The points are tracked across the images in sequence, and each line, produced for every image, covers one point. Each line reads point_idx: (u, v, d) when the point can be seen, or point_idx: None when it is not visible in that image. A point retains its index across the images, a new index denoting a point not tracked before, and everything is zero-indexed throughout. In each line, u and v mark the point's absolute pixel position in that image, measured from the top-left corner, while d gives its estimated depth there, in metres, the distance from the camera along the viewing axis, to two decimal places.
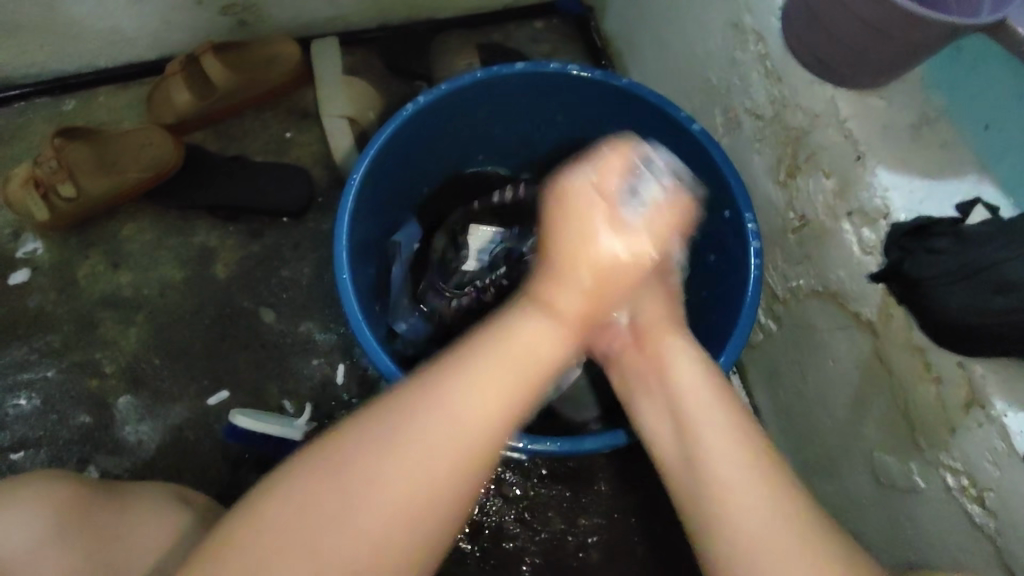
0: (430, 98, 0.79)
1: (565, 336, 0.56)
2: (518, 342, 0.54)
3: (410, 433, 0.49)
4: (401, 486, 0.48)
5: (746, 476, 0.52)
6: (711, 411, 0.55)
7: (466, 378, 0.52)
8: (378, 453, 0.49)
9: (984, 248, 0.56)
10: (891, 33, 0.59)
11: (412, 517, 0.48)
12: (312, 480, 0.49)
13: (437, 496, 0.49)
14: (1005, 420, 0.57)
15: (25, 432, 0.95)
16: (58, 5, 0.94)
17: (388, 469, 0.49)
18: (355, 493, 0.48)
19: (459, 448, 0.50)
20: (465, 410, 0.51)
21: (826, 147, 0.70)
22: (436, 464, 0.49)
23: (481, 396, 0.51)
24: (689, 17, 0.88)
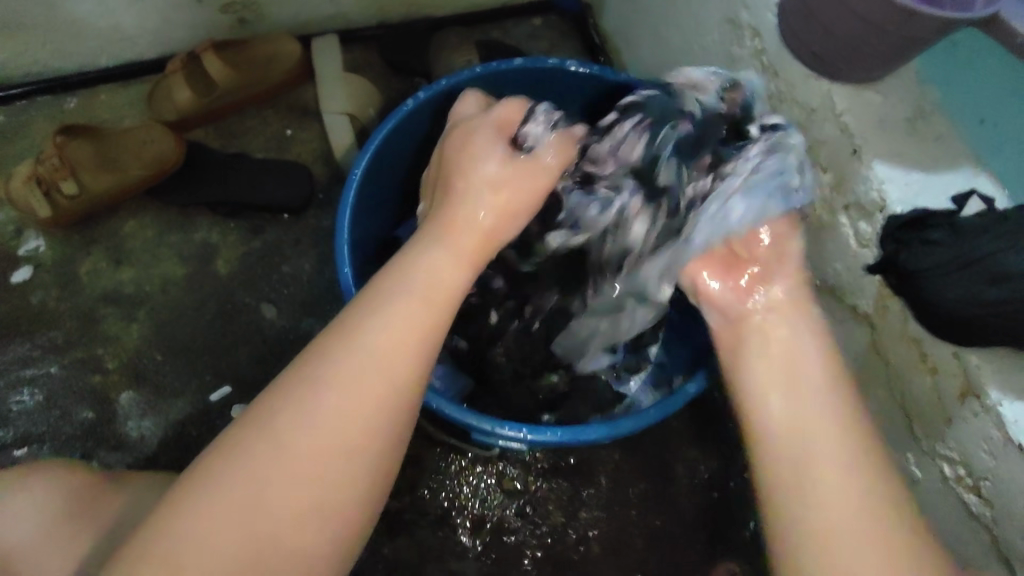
0: (430, 94, 0.80)
1: (461, 266, 0.60)
2: (415, 271, 0.58)
3: (319, 376, 0.51)
4: (333, 427, 0.50)
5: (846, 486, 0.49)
6: (814, 388, 0.53)
7: (376, 314, 0.55)
8: (292, 407, 0.50)
9: (977, 239, 0.57)
10: (885, 27, 0.60)
11: (346, 453, 0.50)
12: (236, 456, 0.49)
13: (363, 426, 0.51)
14: (1000, 409, 0.57)
15: (28, 428, 0.96)
16: (59, 2, 0.95)
17: (308, 416, 0.50)
18: (280, 451, 0.49)
19: (371, 370, 0.52)
20: (375, 340, 0.53)
21: (823, 141, 0.70)
22: (367, 381, 0.52)
23: (391, 318, 0.54)
24: (686, 14, 0.89)
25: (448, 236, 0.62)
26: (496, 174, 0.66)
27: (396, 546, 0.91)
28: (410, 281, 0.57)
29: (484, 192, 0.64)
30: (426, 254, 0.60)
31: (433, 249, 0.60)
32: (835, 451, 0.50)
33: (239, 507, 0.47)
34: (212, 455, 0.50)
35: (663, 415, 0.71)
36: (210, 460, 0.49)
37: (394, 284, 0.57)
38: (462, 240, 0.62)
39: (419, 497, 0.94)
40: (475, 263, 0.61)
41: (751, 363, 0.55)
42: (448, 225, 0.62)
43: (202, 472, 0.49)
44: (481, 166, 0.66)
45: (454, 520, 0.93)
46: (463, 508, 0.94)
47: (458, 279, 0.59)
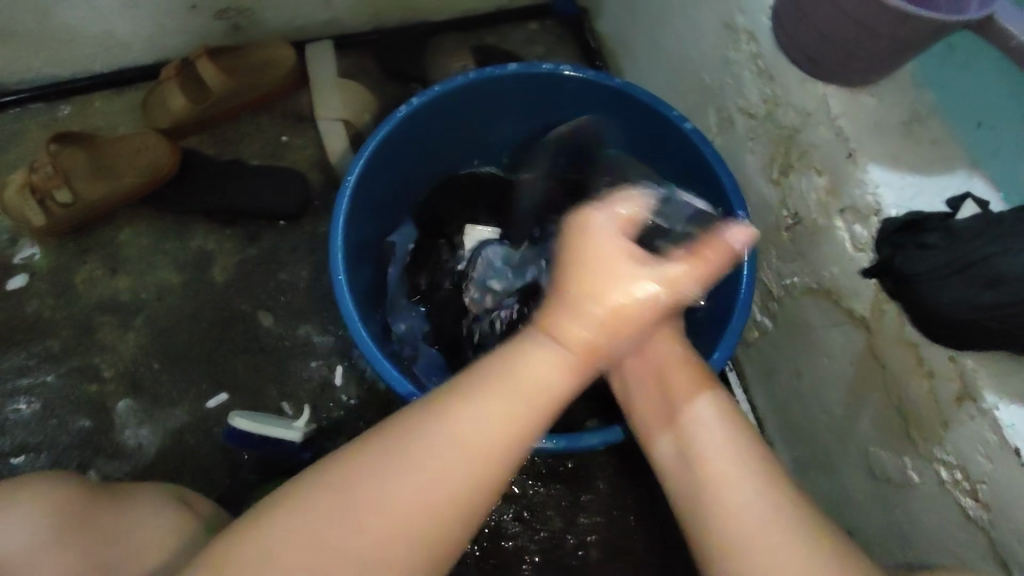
0: (424, 100, 0.80)
1: (573, 364, 0.50)
2: (521, 366, 0.49)
3: (373, 461, 0.47)
4: (382, 524, 0.45)
5: (734, 470, 0.50)
6: (688, 410, 0.54)
7: (475, 404, 0.48)
8: (343, 492, 0.46)
9: (972, 243, 0.57)
10: (880, 31, 0.59)
11: (410, 554, 0.46)
12: (306, 501, 0.46)
13: (439, 517, 0.46)
14: (996, 413, 0.57)
15: (25, 437, 0.96)
16: (53, 10, 0.95)
17: (386, 488, 0.46)
18: (344, 524, 0.45)
19: (470, 458, 0.47)
20: (468, 429, 0.47)
21: (817, 145, 0.70)
22: (441, 474, 0.46)
23: (490, 403, 0.48)
24: (682, 18, 0.89)
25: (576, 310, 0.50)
26: (611, 253, 0.53)
27: None
28: (509, 375, 0.49)
29: (612, 277, 0.51)
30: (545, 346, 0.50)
31: (553, 333, 0.50)
32: (717, 429, 0.53)
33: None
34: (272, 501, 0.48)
35: None
36: (256, 514, 0.48)
37: (507, 369, 0.49)
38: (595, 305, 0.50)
39: None
40: (602, 347, 0.51)
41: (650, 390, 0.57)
42: (581, 274, 0.52)
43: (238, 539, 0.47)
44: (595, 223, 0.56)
45: None
46: None
47: (591, 333, 0.50)
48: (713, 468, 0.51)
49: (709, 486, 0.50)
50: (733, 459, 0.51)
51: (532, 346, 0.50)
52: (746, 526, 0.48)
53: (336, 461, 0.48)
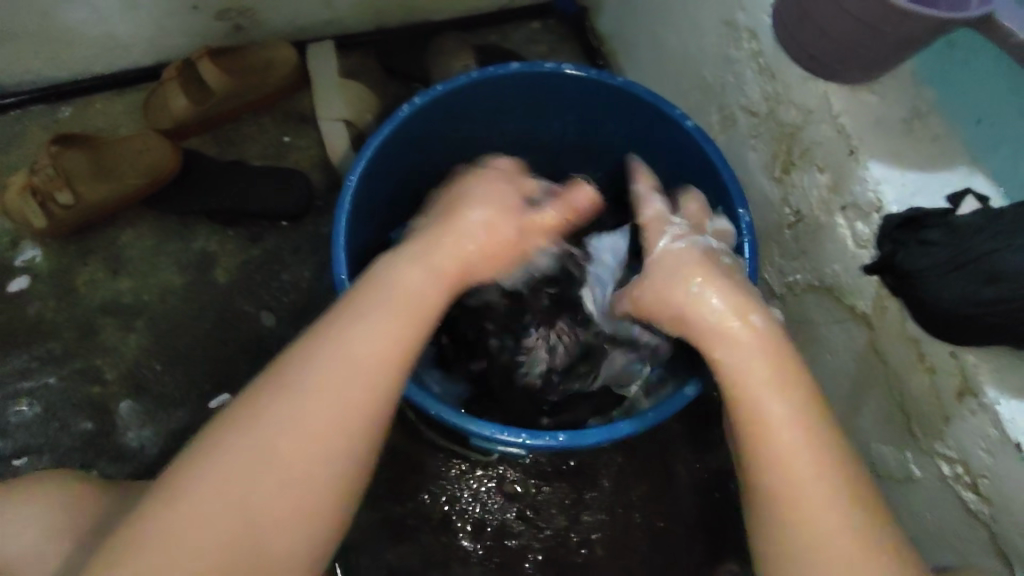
0: (427, 99, 0.80)
1: (440, 285, 0.63)
2: (391, 284, 0.61)
3: (276, 393, 0.54)
4: (300, 433, 0.53)
5: (813, 477, 0.53)
6: (766, 400, 0.56)
7: (357, 318, 0.58)
8: (256, 417, 0.53)
9: (974, 239, 0.57)
10: (881, 28, 0.60)
11: (328, 456, 0.53)
12: (213, 452, 0.52)
13: (337, 431, 0.54)
14: (996, 408, 0.58)
15: (28, 438, 0.96)
16: (54, 12, 0.95)
17: (275, 427, 0.53)
18: (262, 461, 0.52)
19: (363, 383, 0.55)
20: (355, 345, 0.56)
21: (819, 142, 0.70)
22: (327, 400, 0.54)
23: (358, 335, 0.57)
24: (683, 17, 0.89)
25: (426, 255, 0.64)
26: (481, 225, 0.67)
27: (399, 551, 0.91)
28: (384, 290, 0.60)
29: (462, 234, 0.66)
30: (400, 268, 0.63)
31: (393, 278, 0.62)
32: (799, 441, 0.54)
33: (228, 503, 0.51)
34: (186, 460, 0.53)
35: (659, 419, 0.71)
36: (181, 471, 0.53)
37: (375, 293, 0.60)
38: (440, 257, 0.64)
39: (422, 502, 0.94)
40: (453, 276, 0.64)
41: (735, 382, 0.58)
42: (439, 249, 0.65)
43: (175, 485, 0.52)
44: (471, 215, 0.67)
45: (457, 525, 0.93)
46: (465, 513, 0.94)
47: (426, 288, 0.62)
48: (784, 473, 0.54)
49: (783, 497, 0.53)
50: (814, 474, 0.53)
51: (390, 269, 0.62)
52: (821, 528, 0.52)
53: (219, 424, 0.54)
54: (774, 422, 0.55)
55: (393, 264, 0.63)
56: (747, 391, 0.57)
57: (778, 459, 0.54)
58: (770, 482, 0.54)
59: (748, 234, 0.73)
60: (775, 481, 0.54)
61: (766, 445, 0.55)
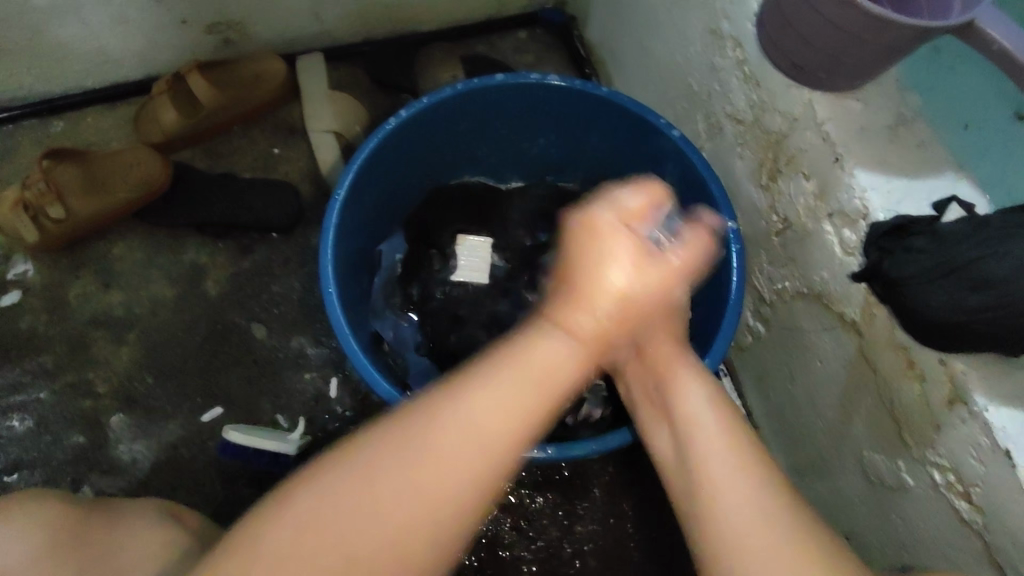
0: (412, 112, 0.80)
1: (584, 358, 0.50)
2: (535, 353, 0.49)
3: (376, 461, 0.45)
4: (407, 509, 0.44)
5: (744, 519, 0.47)
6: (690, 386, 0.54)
7: (470, 384, 0.47)
8: (357, 481, 0.44)
9: (960, 245, 0.57)
10: (863, 37, 0.60)
11: (396, 536, 0.44)
12: (326, 502, 0.44)
13: (431, 505, 0.44)
14: (987, 415, 0.57)
15: (18, 455, 0.95)
16: (43, 28, 0.95)
17: (390, 490, 0.44)
18: (365, 515, 0.44)
19: (471, 462, 0.45)
20: (453, 422, 0.46)
21: (805, 150, 0.70)
22: (435, 476, 0.45)
23: (481, 397, 0.47)
24: (669, 25, 0.89)
25: (570, 304, 0.51)
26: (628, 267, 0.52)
27: None
28: (522, 365, 0.48)
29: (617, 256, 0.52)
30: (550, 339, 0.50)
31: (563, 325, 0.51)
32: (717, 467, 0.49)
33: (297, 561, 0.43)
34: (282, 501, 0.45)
35: None
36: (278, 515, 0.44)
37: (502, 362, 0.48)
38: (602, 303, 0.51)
39: None
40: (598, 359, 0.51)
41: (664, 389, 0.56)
42: (584, 274, 0.52)
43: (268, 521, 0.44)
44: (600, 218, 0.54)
45: None
46: None
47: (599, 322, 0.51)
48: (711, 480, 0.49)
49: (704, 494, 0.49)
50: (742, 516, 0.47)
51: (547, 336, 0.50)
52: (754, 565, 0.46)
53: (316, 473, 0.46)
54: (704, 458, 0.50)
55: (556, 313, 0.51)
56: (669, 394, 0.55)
57: (707, 500, 0.49)
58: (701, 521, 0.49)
59: (735, 243, 0.74)
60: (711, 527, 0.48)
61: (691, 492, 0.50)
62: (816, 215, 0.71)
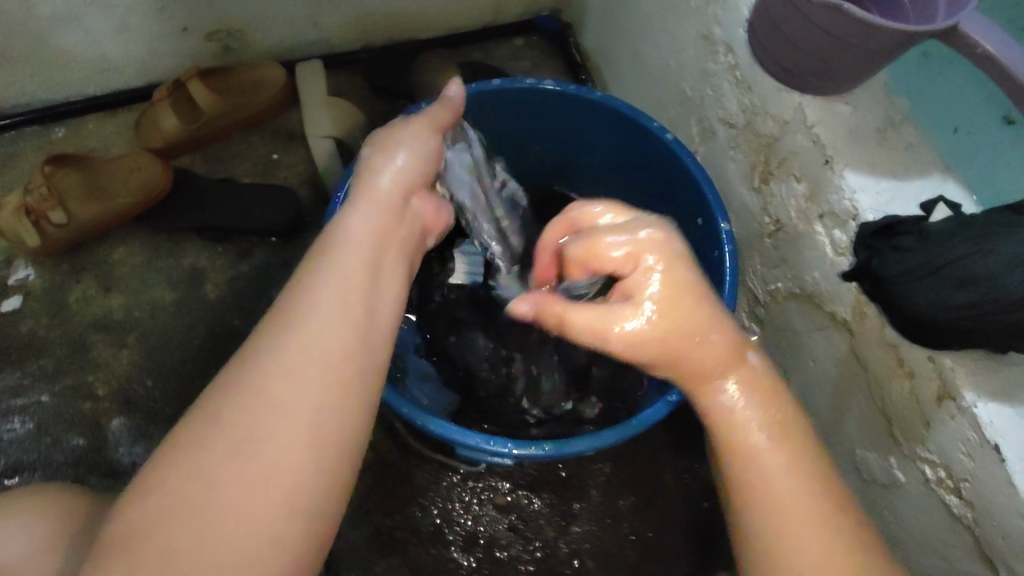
0: (410, 116, 0.81)
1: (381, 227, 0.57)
2: (342, 236, 0.55)
3: (238, 387, 0.45)
4: (281, 421, 0.44)
5: (821, 536, 0.50)
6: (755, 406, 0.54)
7: (313, 277, 0.50)
8: (217, 415, 0.44)
9: (944, 245, 0.58)
10: (850, 41, 0.61)
11: (292, 453, 0.43)
12: (193, 440, 0.43)
13: (317, 403, 0.45)
14: (975, 411, 0.59)
15: (18, 457, 0.96)
16: (47, 35, 0.96)
17: (265, 401, 0.44)
18: (242, 435, 0.43)
19: (336, 356, 0.47)
20: (317, 304, 0.49)
21: (796, 152, 0.72)
22: (304, 370, 0.45)
23: (327, 285, 0.50)
24: (662, 32, 0.91)
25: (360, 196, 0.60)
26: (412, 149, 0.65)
27: (389, 565, 0.92)
28: (341, 246, 0.54)
29: (384, 153, 0.64)
30: (351, 213, 0.58)
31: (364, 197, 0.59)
32: (785, 470, 0.52)
33: (188, 517, 0.41)
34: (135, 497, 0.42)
35: (643, 427, 0.71)
36: (158, 469, 0.43)
37: (329, 249, 0.53)
38: (377, 197, 0.60)
39: (412, 516, 0.94)
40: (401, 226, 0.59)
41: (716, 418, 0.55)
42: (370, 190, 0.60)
43: (151, 475, 0.43)
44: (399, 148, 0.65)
45: (447, 537, 0.94)
46: (455, 525, 0.94)
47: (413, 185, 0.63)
48: (786, 527, 0.50)
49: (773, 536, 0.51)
50: (820, 517, 0.51)
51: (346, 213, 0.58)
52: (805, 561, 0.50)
53: (189, 417, 0.45)
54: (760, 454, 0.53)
55: (348, 209, 0.58)
56: (733, 426, 0.54)
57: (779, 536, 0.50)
58: (753, 510, 0.52)
59: (728, 243, 0.75)
60: (782, 527, 0.50)
61: (752, 479, 0.52)
62: (807, 217, 0.72)
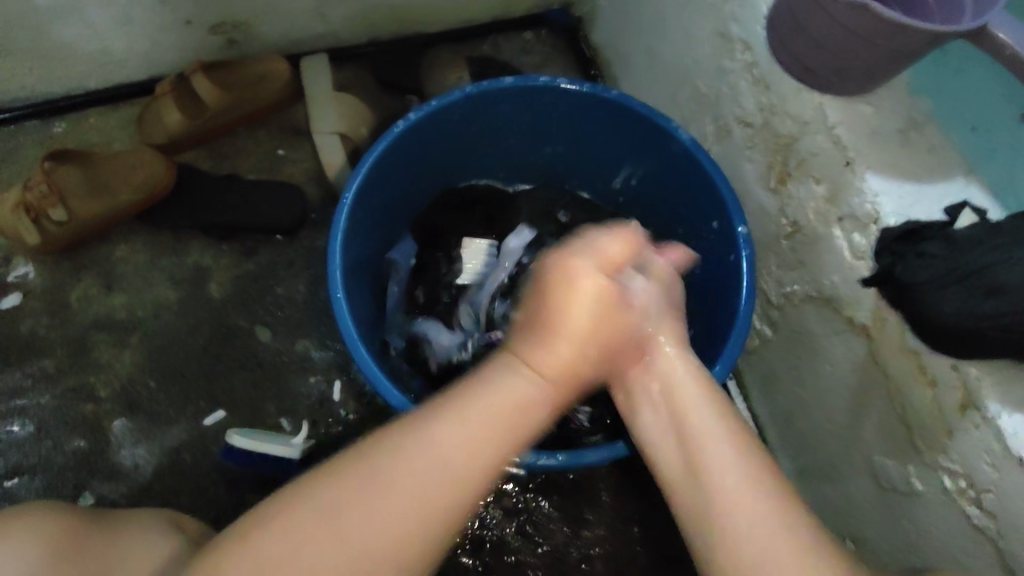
0: (421, 115, 0.79)
1: (544, 380, 0.57)
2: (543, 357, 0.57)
3: (381, 453, 0.53)
4: (405, 494, 0.51)
5: (777, 537, 0.51)
6: (698, 405, 0.58)
7: (495, 383, 0.56)
8: (361, 471, 0.52)
9: (971, 252, 0.57)
10: (875, 40, 0.59)
11: (409, 514, 0.51)
12: (333, 482, 0.52)
13: (449, 491, 0.52)
14: (999, 422, 0.57)
15: (19, 460, 0.95)
16: (47, 29, 0.94)
17: (400, 469, 0.52)
18: (373, 487, 0.51)
19: (487, 442, 0.53)
20: (487, 410, 0.54)
21: (815, 153, 0.70)
22: (443, 463, 0.52)
23: (480, 401, 0.55)
24: (676, 27, 0.89)
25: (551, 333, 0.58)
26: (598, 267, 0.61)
27: None
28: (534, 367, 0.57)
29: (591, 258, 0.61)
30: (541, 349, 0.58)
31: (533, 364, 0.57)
32: (737, 470, 0.54)
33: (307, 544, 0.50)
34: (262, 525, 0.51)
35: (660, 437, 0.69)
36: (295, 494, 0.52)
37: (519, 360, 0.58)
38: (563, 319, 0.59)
39: None
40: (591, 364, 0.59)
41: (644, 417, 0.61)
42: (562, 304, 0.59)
43: (293, 499, 0.52)
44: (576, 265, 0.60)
45: (454, 540, 0.92)
46: (463, 528, 0.93)
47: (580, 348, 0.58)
48: (735, 521, 0.52)
49: (728, 532, 0.52)
50: (716, 460, 0.55)
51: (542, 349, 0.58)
52: (761, 552, 0.51)
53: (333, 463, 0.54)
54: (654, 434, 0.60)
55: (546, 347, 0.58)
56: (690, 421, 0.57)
57: (735, 528, 0.52)
58: (687, 513, 0.55)
59: (745, 248, 0.74)
60: (730, 519, 0.52)
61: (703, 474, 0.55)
62: (826, 218, 0.71)
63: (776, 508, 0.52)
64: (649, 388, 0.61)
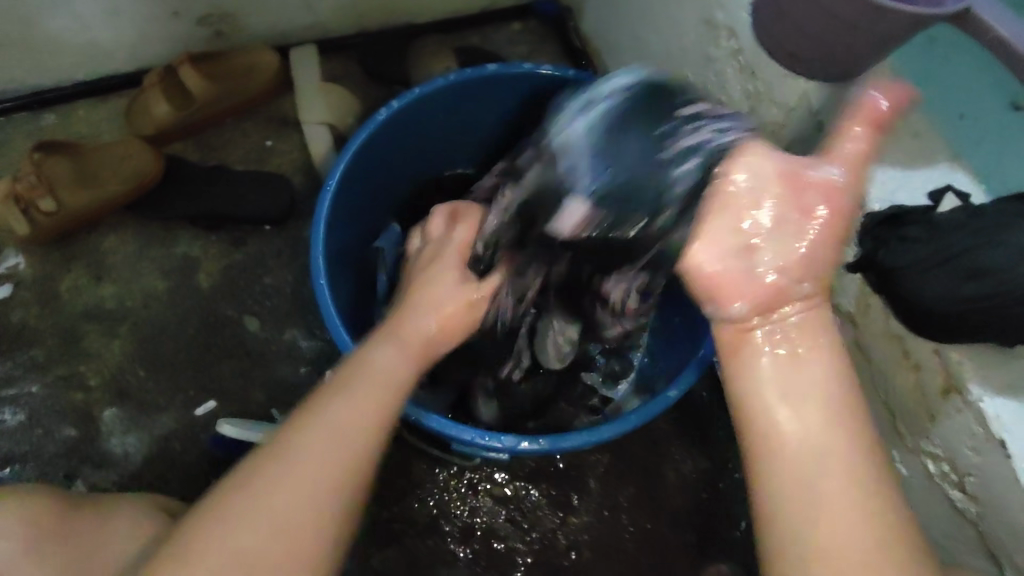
0: (404, 102, 0.80)
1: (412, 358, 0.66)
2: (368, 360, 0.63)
3: (254, 474, 0.55)
4: (285, 499, 0.53)
5: (857, 531, 0.50)
6: (818, 376, 0.54)
7: (337, 396, 0.60)
8: (230, 504, 0.53)
9: (953, 234, 0.57)
10: (858, 25, 0.59)
11: (297, 516, 0.53)
12: (208, 516, 0.53)
13: (335, 487, 0.55)
14: (981, 405, 0.57)
15: (8, 449, 0.95)
16: (33, 19, 0.94)
17: (278, 484, 0.54)
18: (248, 513, 0.53)
19: (358, 434, 0.58)
20: (343, 416, 0.58)
21: (800, 139, 0.70)
22: (324, 455, 0.56)
23: (351, 401, 0.59)
24: (663, 15, 0.89)
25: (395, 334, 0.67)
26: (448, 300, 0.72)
27: (385, 557, 0.91)
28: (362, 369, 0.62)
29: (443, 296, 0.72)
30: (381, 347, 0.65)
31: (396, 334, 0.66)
32: (848, 462, 0.52)
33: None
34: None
35: (642, 421, 0.70)
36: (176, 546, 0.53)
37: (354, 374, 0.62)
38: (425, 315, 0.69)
39: (408, 507, 0.93)
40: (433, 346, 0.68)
41: (760, 382, 0.55)
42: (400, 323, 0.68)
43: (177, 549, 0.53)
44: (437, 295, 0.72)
45: (444, 528, 0.93)
46: (452, 516, 0.93)
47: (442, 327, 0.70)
48: (827, 515, 0.51)
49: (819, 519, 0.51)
50: (817, 453, 0.52)
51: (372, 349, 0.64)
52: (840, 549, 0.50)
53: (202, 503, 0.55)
54: (765, 386, 0.55)
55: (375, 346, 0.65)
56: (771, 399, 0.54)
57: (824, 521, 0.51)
58: (776, 490, 0.52)
59: None
60: (818, 502, 0.51)
61: (825, 459, 0.52)
62: None
63: (863, 508, 0.51)
64: (763, 356, 0.56)
